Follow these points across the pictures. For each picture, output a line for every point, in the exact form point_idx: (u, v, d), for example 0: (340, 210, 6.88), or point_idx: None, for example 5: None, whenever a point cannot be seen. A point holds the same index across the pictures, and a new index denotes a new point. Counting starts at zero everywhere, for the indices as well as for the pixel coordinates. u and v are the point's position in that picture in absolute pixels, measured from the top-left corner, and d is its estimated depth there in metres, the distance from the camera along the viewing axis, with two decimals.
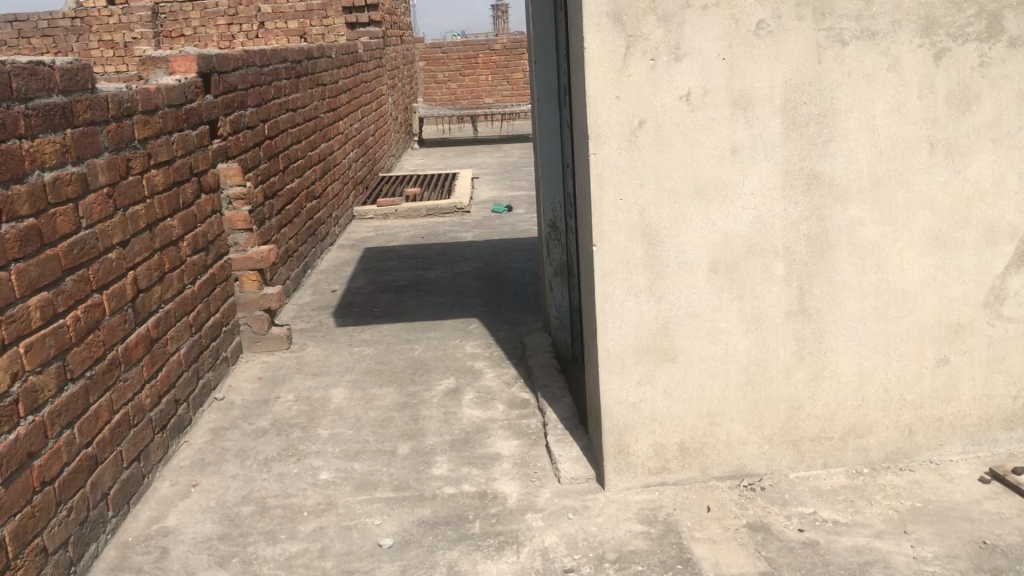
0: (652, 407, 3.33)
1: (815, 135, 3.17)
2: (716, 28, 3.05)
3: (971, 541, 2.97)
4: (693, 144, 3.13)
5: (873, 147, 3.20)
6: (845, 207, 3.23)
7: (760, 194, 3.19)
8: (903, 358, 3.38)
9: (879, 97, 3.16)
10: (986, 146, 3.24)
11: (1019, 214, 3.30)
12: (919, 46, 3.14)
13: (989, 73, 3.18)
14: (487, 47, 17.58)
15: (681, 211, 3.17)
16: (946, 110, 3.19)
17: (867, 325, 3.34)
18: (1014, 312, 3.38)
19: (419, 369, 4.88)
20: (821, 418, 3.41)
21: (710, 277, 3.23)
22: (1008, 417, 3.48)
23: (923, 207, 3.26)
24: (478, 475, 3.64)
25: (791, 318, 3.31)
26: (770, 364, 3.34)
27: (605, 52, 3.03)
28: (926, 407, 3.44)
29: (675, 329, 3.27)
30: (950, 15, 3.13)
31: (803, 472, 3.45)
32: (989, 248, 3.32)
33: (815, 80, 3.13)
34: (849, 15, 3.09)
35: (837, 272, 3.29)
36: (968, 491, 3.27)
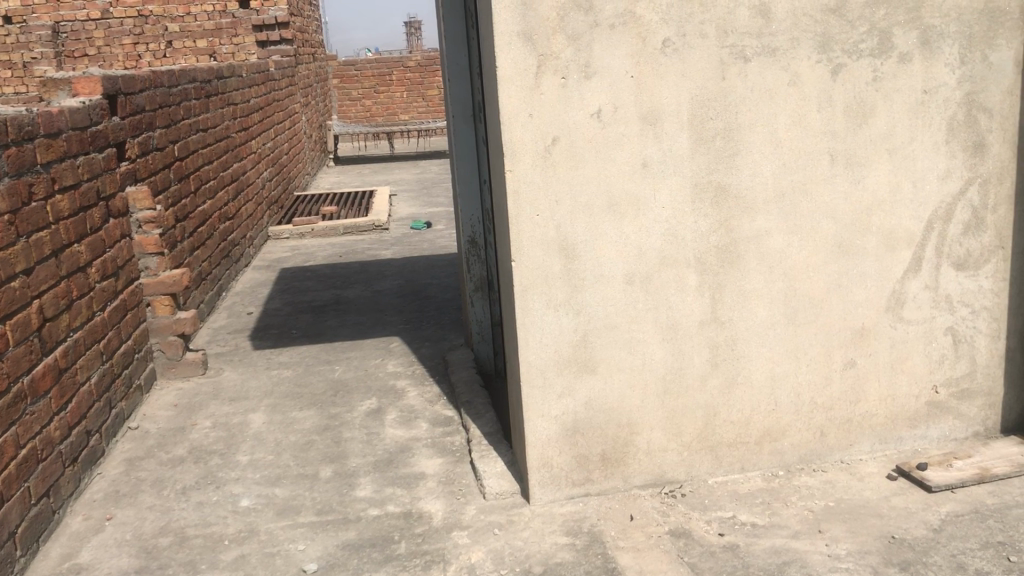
0: (574, 420, 3.37)
1: (721, 149, 3.27)
2: (625, 47, 3.13)
3: (881, 536, 3.08)
4: (605, 159, 3.19)
5: (776, 159, 3.31)
6: (752, 218, 3.34)
7: (670, 207, 3.27)
8: (812, 362, 3.49)
9: (781, 110, 3.28)
10: (882, 157, 3.38)
11: (915, 221, 3.46)
12: (817, 62, 3.27)
13: (882, 87, 3.33)
14: (401, 64, 17.59)
15: (596, 224, 3.23)
16: (844, 123, 3.33)
17: (778, 332, 3.45)
18: (913, 315, 3.54)
19: (340, 391, 4.83)
20: (737, 423, 3.50)
21: (626, 288, 3.29)
22: (912, 416, 3.63)
23: (825, 216, 3.38)
24: (402, 495, 3.62)
25: (704, 327, 3.40)
26: (686, 373, 3.42)
27: (517, 70, 3.07)
28: (836, 408, 3.56)
29: (594, 340, 3.31)
30: (845, 33, 3.27)
31: (721, 477, 3.53)
32: (889, 254, 3.46)
33: (720, 96, 3.23)
34: (751, 32, 3.21)
35: (747, 280, 3.39)
36: (876, 488, 3.40)
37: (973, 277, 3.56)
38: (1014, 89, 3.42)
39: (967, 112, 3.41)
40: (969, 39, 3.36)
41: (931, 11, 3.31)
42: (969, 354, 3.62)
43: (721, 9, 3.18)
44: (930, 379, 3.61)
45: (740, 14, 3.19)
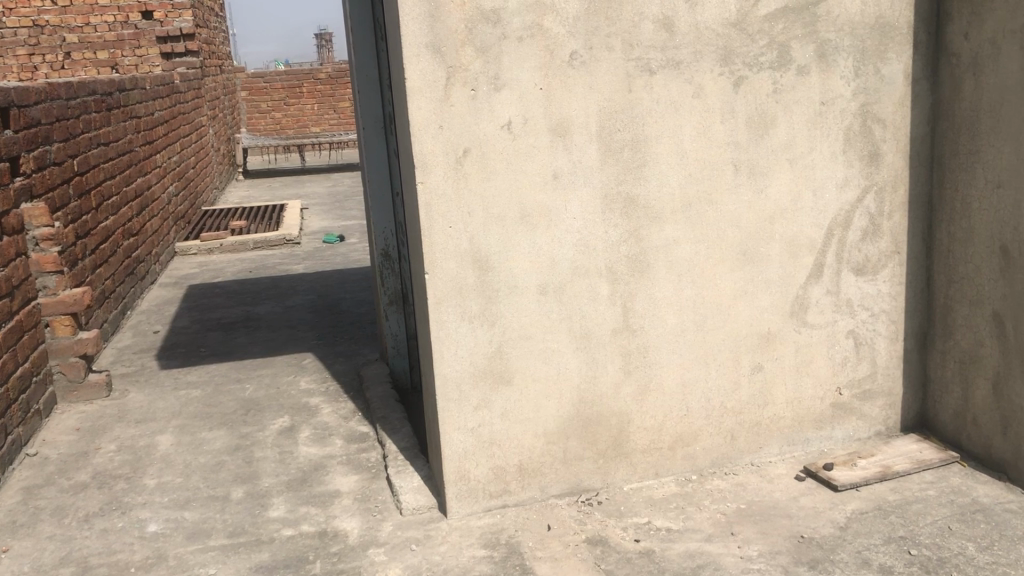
0: (490, 431, 3.36)
1: (630, 160, 3.32)
2: (533, 59, 3.16)
3: (791, 536, 3.16)
4: (516, 170, 3.20)
5: (683, 170, 3.38)
6: (661, 228, 3.40)
7: (581, 218, 3.30)
8: (721, 368, 3.57)
9: (686, 123, 3.35)
10: (783, 166, 3.48)
11: (816, 228, 3.57)
12: (719, 75, 3.35)
13: (782, 99, 3.43)
14: (312, 76, 17.38)
15: (508, 236, 3.23)
16: (747, 133, 3.42)
17: (688, 339, 3.51)
18: (816, 319, 3.65)
19: (251, 409, 4.72)
20: (650, 429, 3.55)
21: (540, 298, 3.31)
22: (818, 417, 3.74)
23: (731, 225, 3.47)
24: (317, 514, 3.56)
25: (617, 335, 3.43)
26: (600, 381, 3.45)
27: (426, 82, 3.06)
28: (745, 412, 3.64)
29: (509, 352, 3.32)
30: (745, 46, 3.36)
31: (636, 483, 3.57)
32: (792, 260, 3.57)
33: (627, 107, 3.28)
34: (655, 46, 3.27)
35: (657, 288, 3.44)
36: (785, 489, 3.48)
37: (871, 282, 3.69)
38: (905, 101, 3.57)
39: (862, 123, 3.54)
40: (862, 52, 3.49)
41: (826, 26, 3.43)
42: (870, 356, 3.75)
43: (626, 22, 3.23)
44: (833, 381, 3.73)
45: (644, 27, 3.25)
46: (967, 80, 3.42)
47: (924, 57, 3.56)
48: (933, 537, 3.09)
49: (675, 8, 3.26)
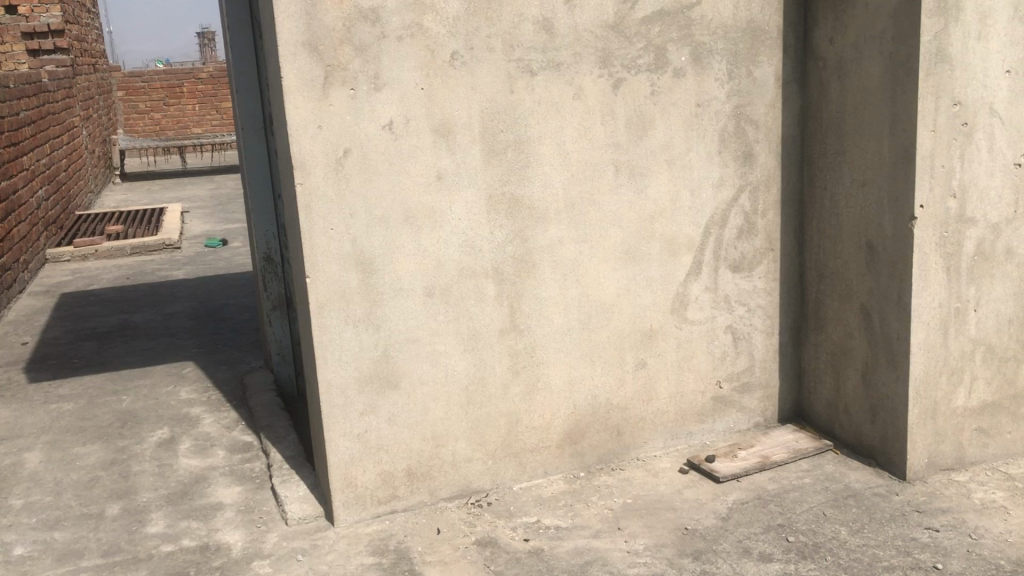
0: (377, 437, 3.31)
1: (513, 161, 3.33)
2: (413, 59, 3.13)
3: (675, 529, 3.22)
4: (398, 171, 3.17)
5: (566, 171, 3.41)
6: (545, 228, 3.42)
7: (466, 218, 3.29)
8: (607, 365, 3.62)
9: (568, 124, 3.38)
10: (662, 167, 3.56)
11: (694, 227, 3.66)
12: (599, 76, 3.39)
13: (659, 101, 3.51)
14: (192, 76, 16.83)
15: (392, 237, 3.19)
16: (626, 134, 3.47)
17: (574, 337, 3.54)
18: (696, 315, 3.74)
19: (128, 422, 4.53)
20: (538, 428, 3.57)
21: (426, 300, 3.28)
22: (700, 411, 3.84)
23: (613, 224, 3.52)
24: (198, 528, 3.43)
25: (504, 336, 3.43)
26: (488, 382, 3.44)
27: (304, 81, 2.99)
28: (630, 408, 3.70)
29: (395, 355, 3.27)
30: (624, 49, 3.42)
31: (525, 483, 3.58)
32: (672, 258, 3.65)
33: (509, 108, 3.29)
34: (536, 47, 3.29)
35: (542, 288, 3.46)
36: (670, 482, 3.56)
37: (748, 278, 3.81)
38: (776, 103, 3.70)
39: (736, 124, 3.65)
40: (735, 56, 3.60)
41: (700, 29, 3.52)
42: (747, 349, 3.87)
43: (506, 23, 3.24)
44: (713, 375, 3.83)
45: (524, 28, 3.26)
46: (833, 83, 3.56)
47: (793, 60, 3.70)
48: (809, 523, 3.21)
49: (554, 11, 3.29)
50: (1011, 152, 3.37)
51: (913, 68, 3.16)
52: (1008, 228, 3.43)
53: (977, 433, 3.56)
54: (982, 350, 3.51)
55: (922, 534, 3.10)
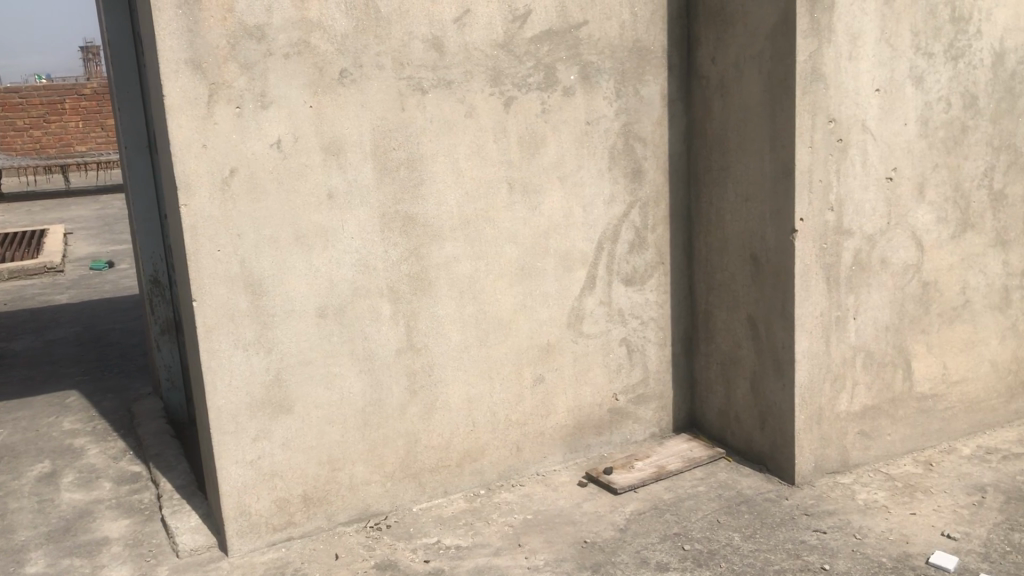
0: (271, 463, 3.22)
1: (406, 179, 3.31)
2: (301, 77, 3.08)
3: (574, 543, 3.24)
4: (288, 191, 3.11)
5: (459, 188, 3.41)
6: (441, 246, 3.41)
7: (359, 237, 3.25)
8: (505, 381, 3.63)
9: (460, 142, 3.38)
10: (555, 184, 3.60)
11: (588, 242, 3.71)
12: (490, 94, 3.41)
13: (550, 119, 3.55)
14: (74, 92, 16.21)
15: (283, 258, 3.13)
16: (519, 152, 3.50)
17: (471, 354, 3.54)
18: (591, 329, 3.79)
19: (5, 456, 4.29)
20: (437, 448, 3.54)
21: (319, 321, 3.23)
22: (597, 423, 3.88)
23: (508, 241, 3.53)
24: (82, 565, 3.27)
25: (400, 355, 3.40)
26: (385, 403, 3.40)
27: (187, 100, 2.91)
28: (529, 424, 3.72)
29: (289, 378, 3.21)
30: (514, 67, 3.44)
31: (425, 503, 3.55)
32: (567, 273, 3.69)
33: (400, 126, 3.27)
34: (426, 65, 3.29)
35: (438, 306, 3.44)
36: (569, 496, 3.58)
37: (640, 291, 3.88)
38: (663, 121, 3.80)
39: (625, 141, 3.72)
40: (623, 75, 3.67)
41: (589, 49, 3.58)
42: (642, 361, 3.95)
43: (395, 41, 3.22)
44: (610, 388, 3.89)
45: (414, 47, 3.26)
46: (716, 101, 3.67)
47: (677, 79, 3.80)
48: (704, 531, 3.27)
49: (444, 29, 3.30)
50: (883, 167, 3.52)
51: (790, 86, 3.29)
52: (882, 239, 3.59)
53: (860, 435, 3.71)
54: (862, 357, 3.65)
55: (810, 536, 3.20)
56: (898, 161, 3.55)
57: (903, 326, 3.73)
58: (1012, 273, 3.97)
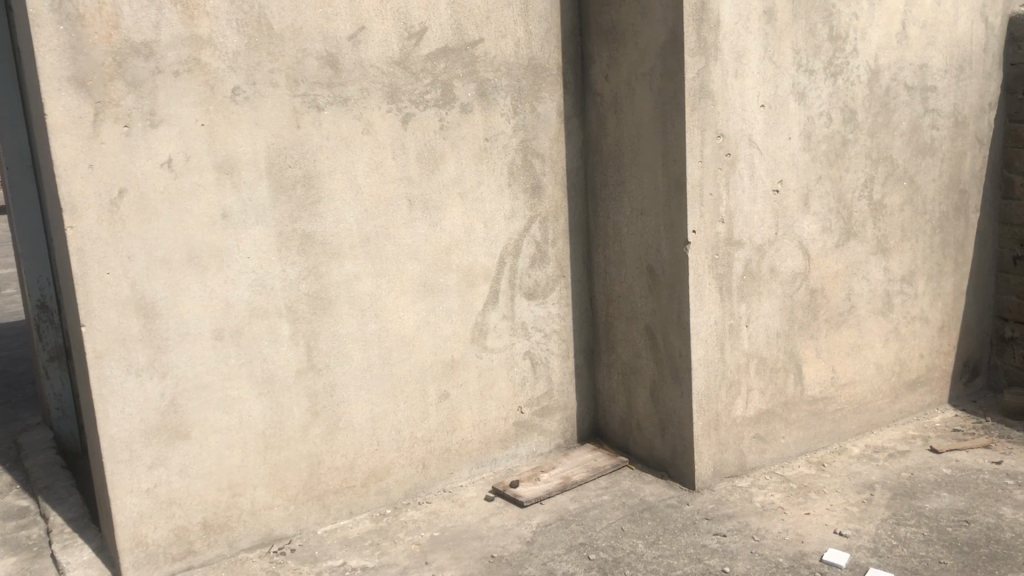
0: (168, 491, 3.13)
1: (303, 197, 3.27)
2: (192, 95, 3.02)
3: (482, 558, 3.25)
4: (180, 211, 3.04)
5: (358, 206, 3.39)
6: (340, 264, 3.37)
7: (256, 257, 3.20)
8: (409, 399, 3.61)
9: (357, 159, 3.37)
10: (455, 200, 3.61)
11: (489, 257, 3.74)
12: (387, 111, 3.41)
13: (448, 135, 3.56)
14: None
15: (176, 280, 3.05)
16: (417, 168, 3.50)
17: (373, 373, 3.51)
18: (495, 344, 3.81)
19: None
20: (341, 468, 3.50)
21: (215, 344, 3.15)
22: (502, 437, 3.90)
23: (408, 258, 3.52)
24: None
25: (301, 376, 3.35)
26: (286, 425, 3.35)
27: (71, 119, 2.82)
28: (434, 440, 3.71)
29: (185, 403, 3.12)
30: (411, 84, 3.45)
31: (330, 525, 3.50)
32: (469, 289, 3.70)
33: (297, 144, 3.24)
34: (321, 83, 3.26)
35: (339, 325, 3.41)
36: (476, 511, 3.58)
37: (542, 304, 3.92)
38: (559, 136, 3.86)
39: (523, 157, 3.76)
40: (519, 92, 3.71)
41: (485, 66, 3.61)
42: (545, 374, 3.98)
43: (289, 59, 3.19)
44: (514, 402, 3.91)
45: (308, 64, 3.23)
46: (610, 117, 3.76)
47: (573, 96, 3.87)
48: (609, 539, 3.32)
49: (338, 47, 3.28)
50: (770, 180, 3.65)
51: (680, 103, 3.39)
52: (771, 249, 3.72)
53: (756, 439, 3.83)
54: (755, 363, 3.77)
55: (711, 540, 3.28)
56: (783, 174, 3.69)
57: (793, 332, 3.87)
58: (893, 278, 4.16)
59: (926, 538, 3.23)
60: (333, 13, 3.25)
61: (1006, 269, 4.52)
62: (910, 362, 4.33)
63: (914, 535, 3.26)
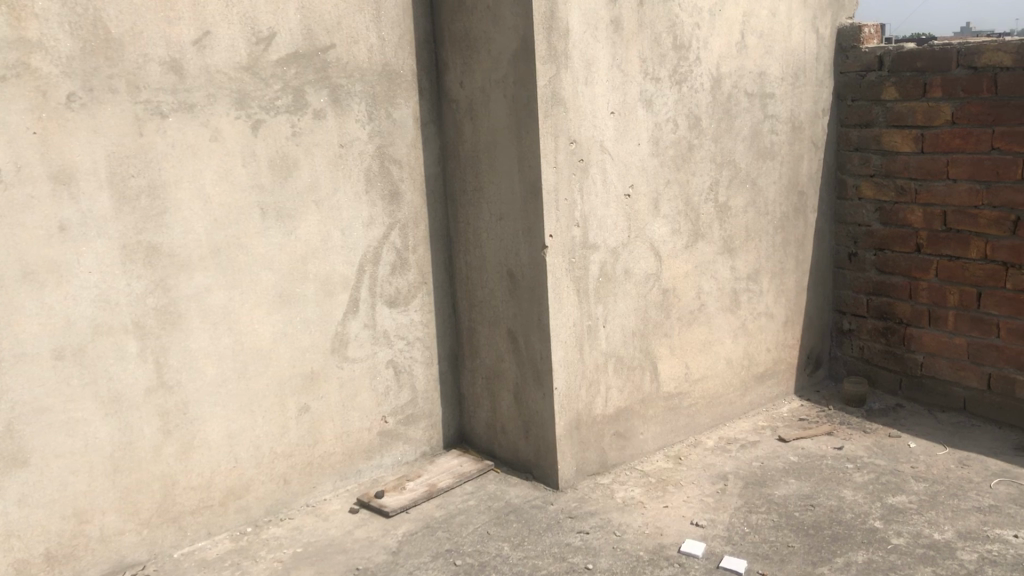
0: (6, 522, 2.94)
1: (148, 208, 3.14)
2: (22, 101, 2.85)
3: (346, 571, 3.20)
4: (12, 224, 2.86)
5: (208, 215, 3.28)
6: (190, 276, 3.26)
7: (97, 271, 3.05)
8: (267, 413, 3.52)
9: (206, 167, 3.26)
10: (310, 208, 3.54)
11: (348, 266, 3.69)
12: (236, 118, 3.31)
13: (301, 142, 3.49)
14: None
15: (9, 298, 2.87)
16: (270, 177, 3.42)
17: (229, 389, 3.40)
18: (356, 353, 3.76)
19: None
20: (197, 488, 3.37)
21: (55, 364, 2.99)
22: (366, 448, 3.85)
23: (263, 268, 3.43)
24: None
25: (151, 395, 3.21)
26: (136, 446, 3.20)
27: None
28: (296, 455, 3.63)
29: (22, 428, 2.94)
30: (260, 90, 3.36)
31: (186, 548, 3.37)
32: (327, 298, 3.64)
33: (140, 152, 3.10)
34: (164, 88, 3.14)
35: (191, 339, 3.29)
36: (340, 524, 3.53)
37: (404, 312, 3.90)
38: (416, 143, 3.85)
39: (380, 164, 3.73)
40: (374, 98, 3.68)
41: (337, 72, 3.56)
42: (409, 382, 3.96)
43: (129, 64, 3.05)
44: (378, 411, 3.87)
45: (150, 69, 3.10)
46: (466, 124, 3.78)
47: (428, 102, 3.87)
48: (474, 544, 3.33)
49: (182, 51, 3.16)
50: (621, 184, 3.76)
51: (533, 109, 3.44)
52: (624, 251, 3.83)
53: (616, 437, 3.92)
54: (613, 362, 3.87)
55: (574, 538, 3.34)
56: (634, 178, 3.80)
57: (648, 331, 4.00)
58: (739, 277, 4.36)
59: (775, 523, 3.39)
60: (176, 17, 3.13)
61: (842, 266, 4.80)
62: (758, 356, 4.53)
63: (764, 521, 3.42)
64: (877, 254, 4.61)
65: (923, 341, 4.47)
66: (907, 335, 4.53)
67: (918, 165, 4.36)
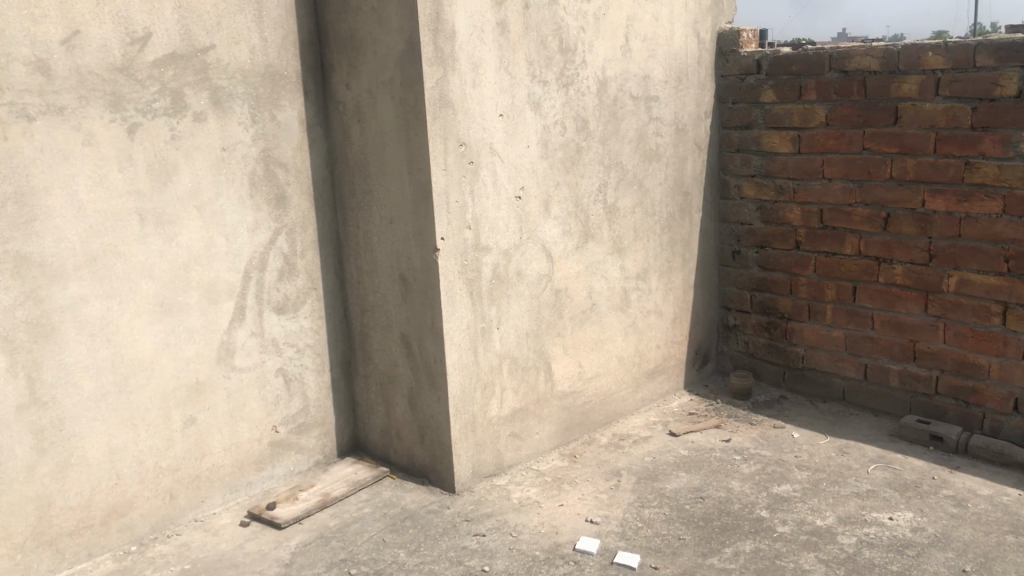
0: None
1: (15, 215, 2.97)
2: None
3: None
4: None
5: (81, 223, 3.13)
6: (63, 287, 3.10)
7: None
8: (150, 427, 3.39)
9: (78, 172, 3.11)
10: (192, 214, 3.43)
11: (233, 272, 3.59)
12: (110, 121, 3.18)
13: (181, 146, 3.38)
14: None
15: None
16: (148, 182, 3.29)
17: (109, 403, 3.27)
18: (243, 362, 3.66)
19: None
20: (76, 508, 3.22)
21: None
22: (257, 459, 3.76)
23: (142, 276, 3.31)
24: None
25: (23, 412, 3.05)
26: (8, 467, 3.03)
27: None
28: (182, 469, 3.51)
29: None
30: (136, 92, 3.24)
31: (65, 571, 3.22)
32: (211, 306, 3.53)
33: (5, 157, 2.93)
34: (30, 90, 2.98)
35: (66, 353, 3.14)
36: (231, 538, 3.43)
37: (293, 318, 3.82)
38: (302, 146, 3.78)
39: (264, 167, 3.65)
40: (257, 100, 3.60)
41: (217, 73, 3.46)
42: (300, 390, 3.89)
43: None
44: (268, 421, 3.78)
45: (14, 70, 2.93)
46: (353, 126, 3.73)
47: (314, 104, 3.80)
48: (370, 552, 3.29)
49: (49, 51, 3.01)
50: (512, 186, 3.77)
51: (421, 112, 3.42)
52: (516, 253, 3.84)
53: (512, 438, 3.94)
54: (508, 364, 3.88)
55: (471, 541, 3.34)
56: (524, 180, 3.83)
57: (542, 332, 4.03)
58: (629, 276, 4.44)
59: (667, 517, 3.46)
60: (41, 15, 2.97)
61: (727, 264, 4.95)
62: (648, 353, 4.63)
63: (656, 515, 3.48)
64: (759, 251, 4.77)
65: (804, 335, 4.64)
66: (789, 329, 4.70)
67: (796, 166, 4.53)
